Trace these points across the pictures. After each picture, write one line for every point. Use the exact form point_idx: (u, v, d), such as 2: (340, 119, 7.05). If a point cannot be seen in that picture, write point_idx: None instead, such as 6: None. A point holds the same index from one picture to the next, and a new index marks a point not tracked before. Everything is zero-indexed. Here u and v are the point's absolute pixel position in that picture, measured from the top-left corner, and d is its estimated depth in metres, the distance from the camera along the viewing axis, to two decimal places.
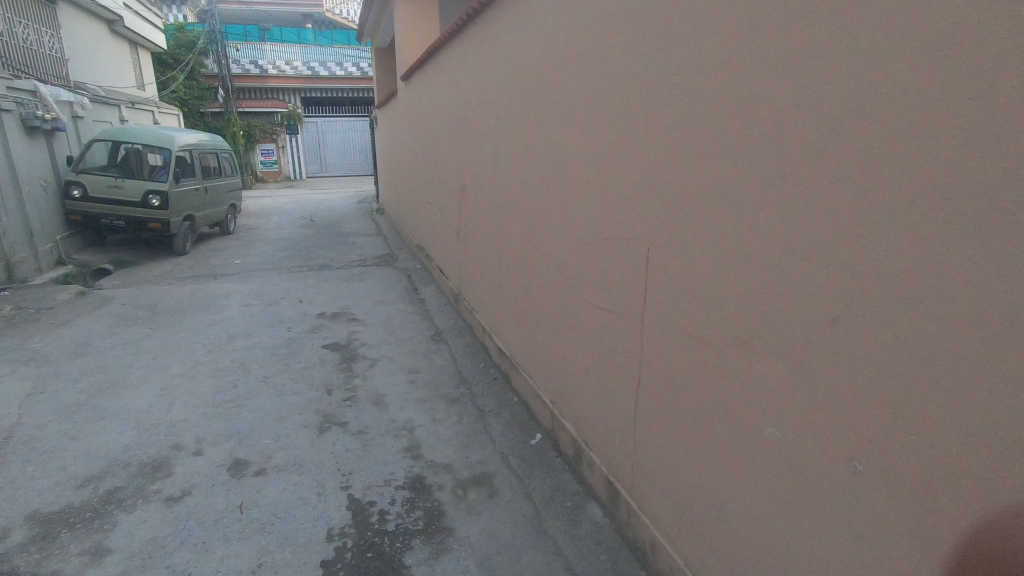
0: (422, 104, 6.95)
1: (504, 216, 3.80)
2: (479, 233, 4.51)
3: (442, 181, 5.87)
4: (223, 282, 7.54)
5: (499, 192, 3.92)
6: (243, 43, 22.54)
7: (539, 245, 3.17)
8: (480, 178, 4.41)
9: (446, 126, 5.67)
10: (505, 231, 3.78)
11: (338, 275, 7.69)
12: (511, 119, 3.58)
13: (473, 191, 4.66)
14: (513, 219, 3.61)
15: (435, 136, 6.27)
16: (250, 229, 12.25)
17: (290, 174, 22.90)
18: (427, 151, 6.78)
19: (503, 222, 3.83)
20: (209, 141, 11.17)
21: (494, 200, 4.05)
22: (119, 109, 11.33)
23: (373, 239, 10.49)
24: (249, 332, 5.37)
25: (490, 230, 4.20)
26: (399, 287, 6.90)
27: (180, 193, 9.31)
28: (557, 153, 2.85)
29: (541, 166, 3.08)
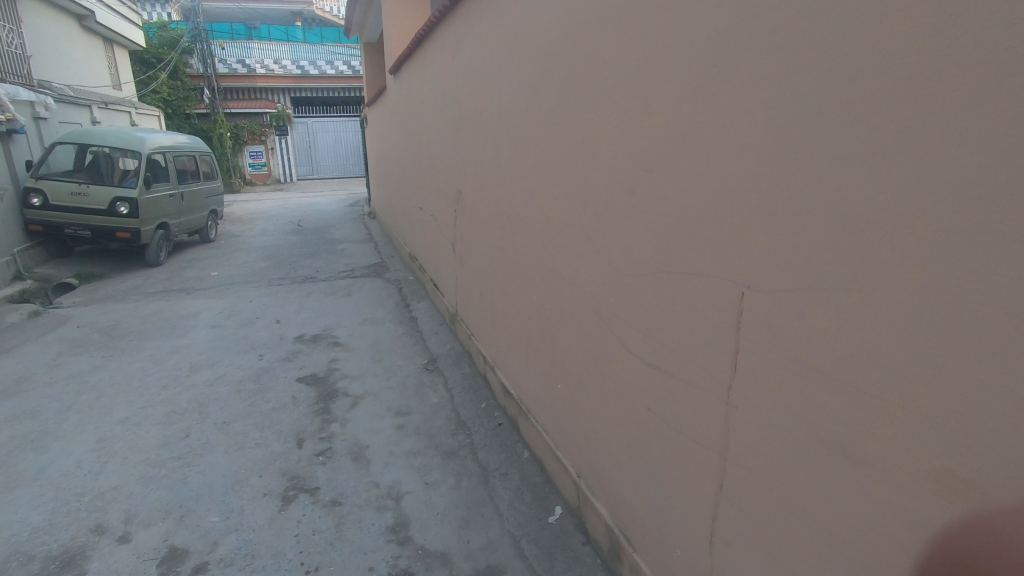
0: (414, 100, 6.25)
1: (511, 230, 3.13)
2: (480, 248, 3.83)
3: (436, 186, 5.19)
4: (195, 298, 6.82)
5: (503, 200, 3.25)
6: (229, 42, 21.75)
7: (556, 267, 2.50)
8: (480, 183, 3.74)
9: (439, 125, 5.01)
10: (513, 248, 3.12)
11: (322, 288, 7.00)
12: (518, 112, 2.92)
13: (471, 198, 3.99)
14: (522, 233, 2.94)
15: (427, 136, 5.59)
16: (233, 236, 11.52)
17: (280, 177, 22.13)
18: (420, 153, 6.09)
19: (510, 237, 3.16)
20: (186, 142, 10.43)
21: (498, 210, 3.38)
22: (89, 110, 10.57)
23: (363, 246, 9.79)
24: (214, 361, 4.67)
25: (493, 246, 3.53)
26: (389, 302, 6.20)
27: (152, 199, 8.59)
28: (583, 152, 2.18)
29: (559, 169, 2.41)
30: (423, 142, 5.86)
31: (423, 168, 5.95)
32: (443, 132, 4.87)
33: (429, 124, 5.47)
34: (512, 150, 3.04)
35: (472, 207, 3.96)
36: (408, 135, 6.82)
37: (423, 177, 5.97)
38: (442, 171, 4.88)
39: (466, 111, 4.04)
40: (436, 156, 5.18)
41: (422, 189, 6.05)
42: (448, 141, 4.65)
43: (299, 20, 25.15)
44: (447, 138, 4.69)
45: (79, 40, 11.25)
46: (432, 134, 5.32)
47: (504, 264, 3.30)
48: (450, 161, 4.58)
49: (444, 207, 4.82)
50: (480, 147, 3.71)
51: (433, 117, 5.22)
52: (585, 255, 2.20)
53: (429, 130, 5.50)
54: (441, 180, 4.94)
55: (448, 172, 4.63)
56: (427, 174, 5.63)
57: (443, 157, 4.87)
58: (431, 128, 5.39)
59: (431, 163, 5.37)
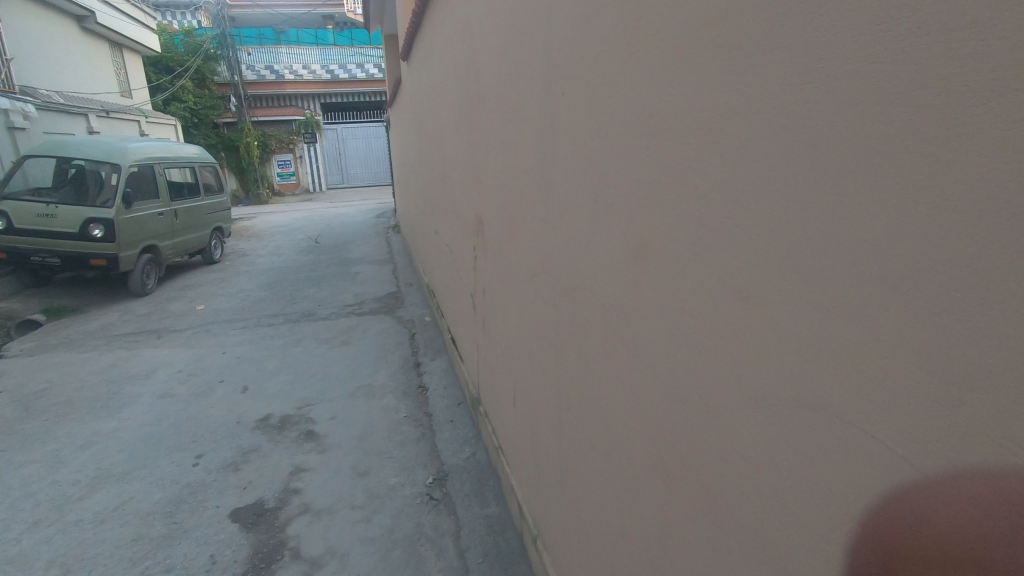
0: (425, 93, 4.74)
1: (588, 317, 1.53)
2: (515, 322, 2.25)
3: (451, 210, 3.65)
4: (161, 346, 5.49)
5: (569, 250, 1.66)
6: (258, 49, 20.96)
7: (760, 481, 0.88)
8: (514, 214, 2.15)
9: (452, 121, 3.48)
10: (595, 355, 1.51)
11: (317, 332, 5.55)
12: (604, 73, 1.32)
13: (497, 238, 2.42)
14: (629, 335, 1.33)
15: (440, 138, 4.05)
16: (241, 256, 10.31)
17: (309, 186, 21.15)
18: (434, 164, 4.57)
19: (586, 329, 1.57)
20: (185, 151, 9.27)
21: (556, 269, 1.78)
22: (83, 118, 9.59)
23: (380, 269, 8.39)
24: (130, 468, 3.22)
25: (545, 329, 1.93)
26: (395, 360, 4.68)
27: (134, 219, 7.41)
28: (997, 158, 0.53)
29: (788, 211, 0.77)
30: (436, 150, 4.35)
31: (437, 183, 4.42)
32: (456, 133, 3.32)
33: (441, 121, 3.92)
34: (594, 155, 1.44)
35: (501, 251, 2.38)
36: (423, 140, 5.33)
37: (438, 196, 4.43)
38: (457, 189, 3.32)
39: (487, 94, 2.47)
40: (450, 168, 3.64)
41: (438, 209, 4.52)
42: (463, 145, 3.10)
43: (331, 24, 24.20)
44: (462, 139, 3.13)
45: (77, 43, 10.29)
46: (445, 136, 3.79)
47: (575, 376, 1.70)
48: (466, 175, 3.02)
49: (461, 242, 3.26)
50: (513, 149, 2.12)
51: (446, 113, 3.70)
52: (998, 569, 0.56)
53: (442, 131, 3.96)
54: (457, 202, 3.37)
55: (465, 191, 3.07)
56: (442, 191, 4.09)
57: (458, 168, 3.30)
58: (443, 130, 3.85)
59: (446, 179, 3.82)
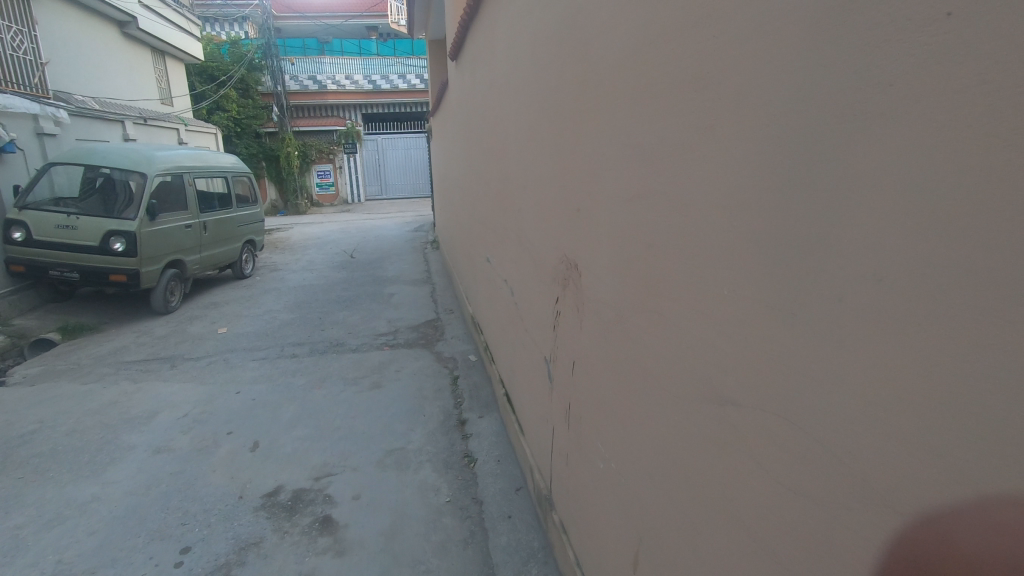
0: (477, 97, 3.98)
1: (919, 548, 0.70)
2: (648, 441, 1.40)
3: (512, 240, 2.85)
4: (171, 379, 4.87)
5: (838, 374, 0.81)
6: (301, 59, 20.88)
7: None
8: (659, 272, 1.32)
9: (514, 125, 2.70)
10: None
11: (345, 370, 4.83)
12: None
13: (613, 300, 1.58)
14: None
15: (495, 147, 3.26)
16: (272, 271, 9.81)
17: (347, 197, 20.83)
18: (485, 181, 3.80)
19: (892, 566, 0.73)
20: (217, 160, 8.81)
21: (785, 397, 0.93)
22: (118, 125, 9.28)
23: (417, 291, 7.69)
24: (97, 566, 2.51)
25: (730, 484, 1.08)
26: (434, 413, 3.89)
27: (158, 232, 6.92)
28: None
29: None
30: (488, 163, 3.57)
31: (489, 204, 3.64)
32: (522, 142, 2.53)
33: (498, 127, 3.13)
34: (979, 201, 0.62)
35: (620, 320, 1.55)
36: (471, 150, 4.57)
37: (489, 218, 3.66)
38: (524, 214, 2.52)
39: (591, 85, 1.67)
40: (511, 187, 2.84)
41: (489, 234, 3.74)
42: (536, 157, 2.30)
43: (374, 34, 23.95)
44: (534, 148, 2.33)
45: (116, 49, 10.08)
46: (503, 145, 3.00)
47: None
48: (541, 197, 2.21)
49: (530, 286, 2.45)
50: (664, 166, 1.28)
51: (505, 117, 2.91)
52: None
53: (497, 139, 3.18)
54: (523, 231, 2.57)
55: (538, 221, 2.26)
56: (497, 215, 3.30)
57: (525, 185, 2.50)
58: (501, 138, 3.07)
59: (504, 198, 3.03)
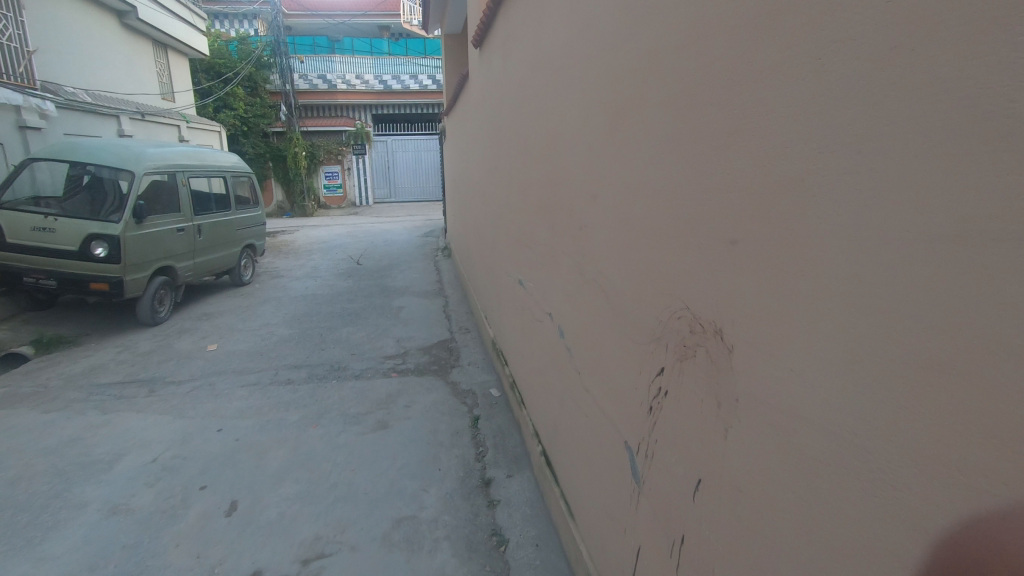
0: (508, 86, 3.32)
1: None
2: None
3: (564, 267, 2.17)
4: (145, 409, 4.22)
5: None
6: (311, 57, 20.33)
7: None
8: (992, 390, 0.61)
9: (570, 114, 2.03)
10: None
11: (346, 403, 4.16)
12: None
13: (805, 400, 0.87)
14: None
15: (535, 145, 2.59)
16: (274, 278, 9.19)
17: (355, 200, 20.22)
18: (517, 188, 3.13)
19: None
20: (216, 158, 8.19)
21: None
22: (112, 120, 8.70)
23: (428, 305, 7.03)
24: None
25: None
26: (452, 466, 3.22)
27: (146, 236, 6.31)
28: None
29: None
30: (523, 166, 2.91)
31: (523, 216, 2.96)
32: (585, 134, 1.85)
33: (541, 120, 2.46)
34: None
35: (826, 443, 0.84)
36: (495, 150, 3.91)
37: (523, 233, 2.98)
38: (589, 233, 1.84)
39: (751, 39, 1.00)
40: (561, 195, 2.17)
41: (521, 252, 3.06)
42: (614, 157, 1.61)
43: (387, 33, 23.35)
44: (609, 142, 1.64)
45: (114, 40, 9.54)
46: (549, 141, 2.33)
47: None
48: (627, 215, 1.51)
49: (600, 334, 1.77)
50: None
51: (554, 105, 2.24)
52: None
53: (539, 135, 2.51)
54: (586, 256, 1.88)
55: (619, 247, 1.57)
56: (536, 230, 2.63)
57: (591, 195, 1.81)
58: (546, 132, 2.39)
59: (549, 209, 2.35)
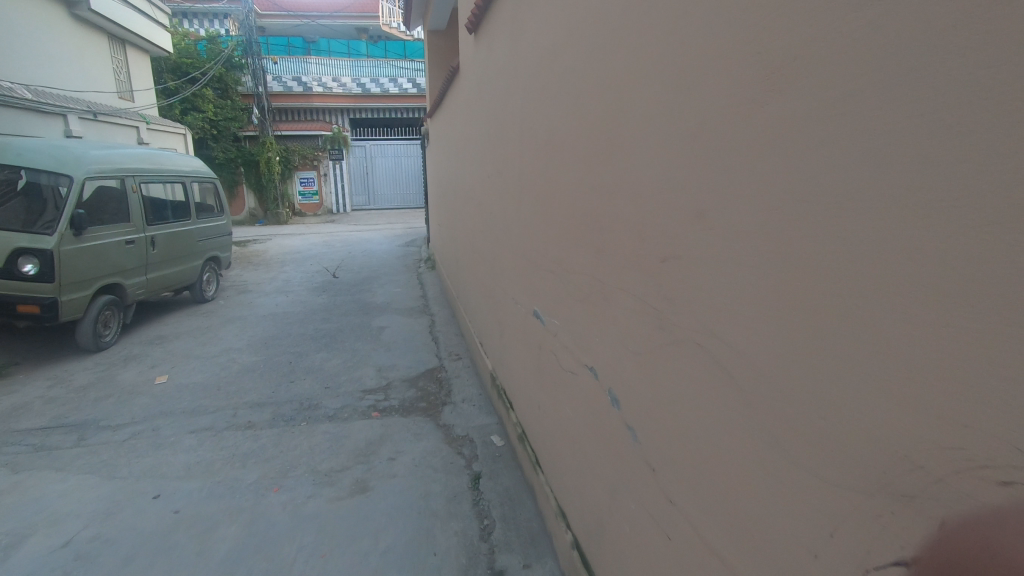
0: (519, 72, 2.69)
1: None
2: None
3: (634, 308, 1.51)
4: (67, 466, 3.46)
5: None
6: (286, 59, 19.50)
7: None
8: None
9: (650, 88, 1.38)
10: None
11: (317, 456, 3.45)
12: None
13: None
14: None
15: (571, 140, 1.94)
16: (241, 293, 8.39)
17: (332, 207, 19.34)
18: (534, 197, 2.48)
19: None
20: (174, 162, 7.38)
21: None
22: (57, 119, 7.85)
23: (413, 326, 6.34)
24: None
25: None
26: (449, 548, 2.54)
27: (84, 249, 5.50)
28: None
29: None
30: (547, 168, 2.26)
31: (545, 233, 2.31)
32: (692, 114, 1.21)
33: (585, 105, 1.82)
34: None
35: None
36: (499, 152, 3.26)
37: (545, 253, 2.32)
38: (701, 263, 1.18)
39: None
40: (627, 207, 1.52)
41: (540, 276, 2.41)
42: (783, 143, 0.95)
43: (364, 36, 22.56)
44: (763, 122, 0.99)
45: (62, 32, 8.72)
46: (602, 133, 1.68)
47: None
48: (832, 245, 0.85)
49: (730, 428, 1.11)
50: None
51: (615, 82, 1.59)
52: None
53: (580, 126, 1.86)
54: (694, 300, 1.23)
55: (805, 298, 0.91)
56: (571, 253, 1.97)
57: (708, 207, 1.15)
58: (593, 122, 1.75)
59: (600, 226, 1.70)
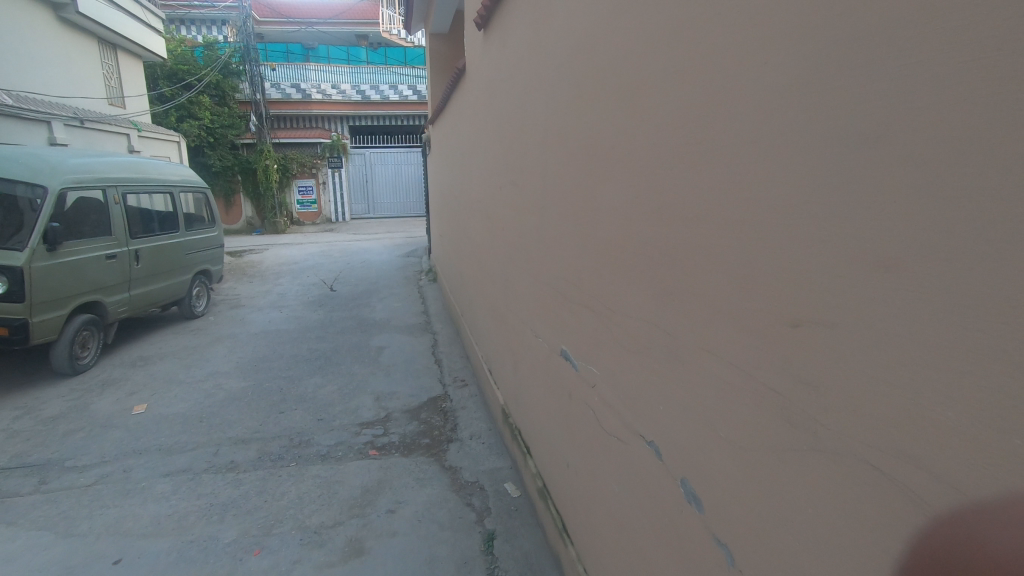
0: (543, 71, 2.30)
1: None
2: None
3: (738, 383, 1.07)
4: (17, 519, 3.03)
5: None
6: (284, 65, 19.17)
7: None
8: None
9: (774, 72, 0.96)
10: None
11: (304, 507, 3.02)
12: None
13: None
14: None
15: (627, 147, 1.52)
16: (233, 308, 7.97)
17: (331, 215, 18.93)
18: (565, 216, 2.07)
19: None
20: (160, 171, 6.97)
21: None
22: (40, 126, 7.48)
23: (414, 346, 5.92)
24: None
25: None
26: None
27: (58, 266, 5.09)
28: None
29: None
30: (586, 182, 1.84)
31: (582, 260, 1.89)
32: (873, 105, 0.77)
33: (651, 102, 1.40)
34: None
35: None
36: (515, 161, 2.85)
37: (582, 285, 1.90)
38: (903, 342, 0.73)
39: None
40: (729, 240, 1.09)
41: (574, 313, 1.98)
42: None
43: (365, 42, 22.24)
44: None
45: (46, 36, 8.34)
46: (680, 138, 1.26)
47: None
48: None
49: None
50: None
51: (701, 71, 1.17)
52: None
53: (642, 129, 1.44)
54: (877, 394, 0.78)
55: None
56: (626, 291, 1.54)
57: (916, 254, 0.71)
58: (665, 125, 1.32)
59: (677, 262, 1.27)
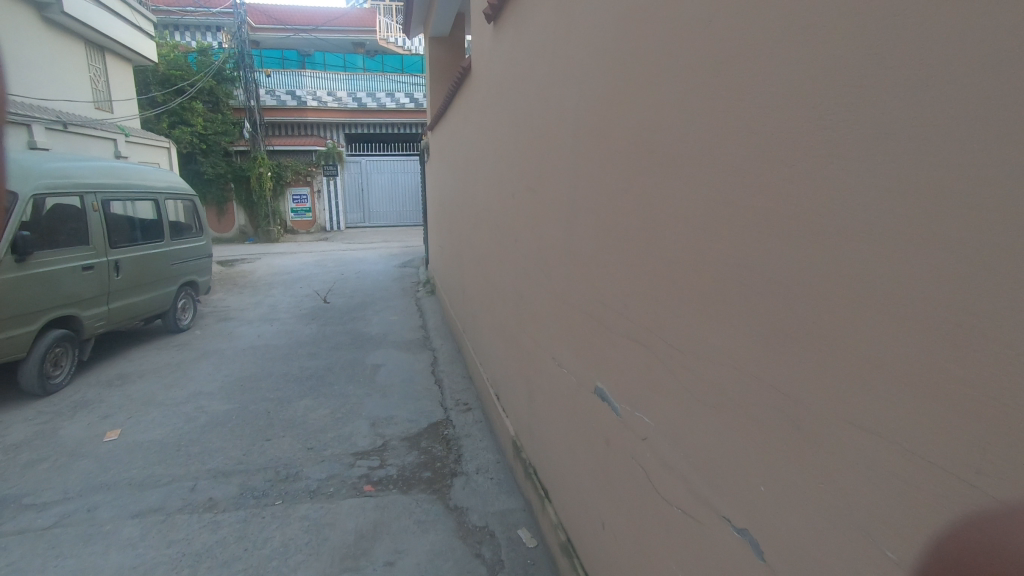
0: (574, 62, 1.98)
1: None
2: None
3: (965, 484, 0.72)
4: None
5: None
6: (280, 72, 18.88)
7: None
8: None
9: (1002, 33, 0.66)
10: None
11: (291, 557, 2.65)
12: None
13: None
14: None
15: (719, 140, 1.17)
16: (220, 321, 7.59)
17: (325, 224, 18.55)
18: (611, 228, 1.71)
19: None
20: (144, 177, 6.61)
21: None
22: (19, 129, 7.11)
23: (413, 363, 5.57)
24: None
25: None
26: None
27: (28, 277, 4.71)
28: None
29: None
30: (648, 187, 1.48)
31: (641, 283, 1.53)
32: None
33: (762, 78, 1.05)
34: None
35: None
36: (535, 166, 2.52)
37: (641, 313, 1.54)
38: None
39: None
40: (934, 270, 0.74)
41: (627, 347, 1.63)
42: None
43: (361, 49, 21.98)
44: None
45: (29, 37, 7.98)
46: (823, 123, 0.91)
47: None
48: None
49: None
50: None
51: (859, 31, 0.84)
52: None
53: (746, 115, 1.09)
54: None
55: None
56: (720, 327, 1.19)
57: None
58: (791, 106, 0.97)
59: (822, 295, 0.91)
